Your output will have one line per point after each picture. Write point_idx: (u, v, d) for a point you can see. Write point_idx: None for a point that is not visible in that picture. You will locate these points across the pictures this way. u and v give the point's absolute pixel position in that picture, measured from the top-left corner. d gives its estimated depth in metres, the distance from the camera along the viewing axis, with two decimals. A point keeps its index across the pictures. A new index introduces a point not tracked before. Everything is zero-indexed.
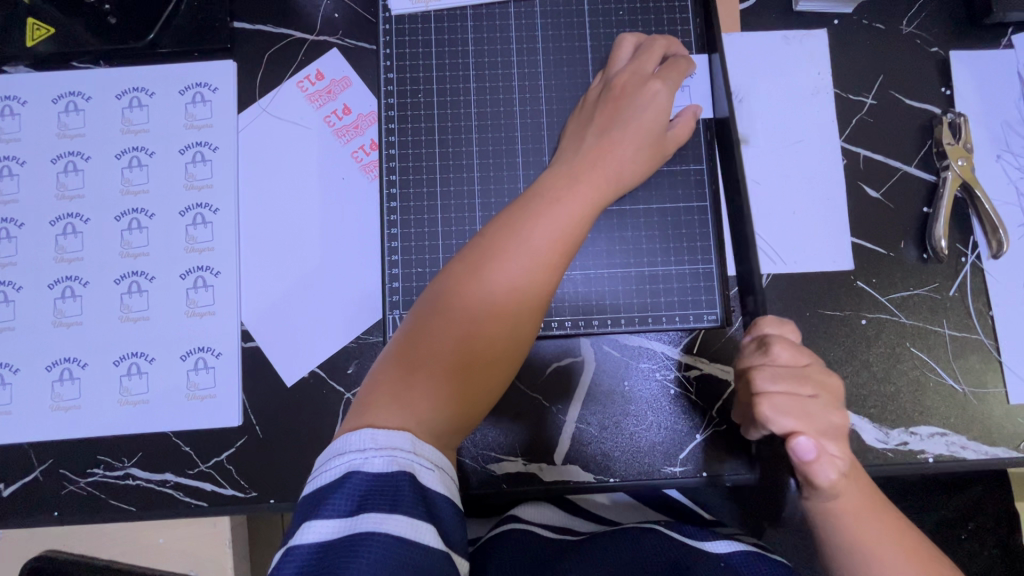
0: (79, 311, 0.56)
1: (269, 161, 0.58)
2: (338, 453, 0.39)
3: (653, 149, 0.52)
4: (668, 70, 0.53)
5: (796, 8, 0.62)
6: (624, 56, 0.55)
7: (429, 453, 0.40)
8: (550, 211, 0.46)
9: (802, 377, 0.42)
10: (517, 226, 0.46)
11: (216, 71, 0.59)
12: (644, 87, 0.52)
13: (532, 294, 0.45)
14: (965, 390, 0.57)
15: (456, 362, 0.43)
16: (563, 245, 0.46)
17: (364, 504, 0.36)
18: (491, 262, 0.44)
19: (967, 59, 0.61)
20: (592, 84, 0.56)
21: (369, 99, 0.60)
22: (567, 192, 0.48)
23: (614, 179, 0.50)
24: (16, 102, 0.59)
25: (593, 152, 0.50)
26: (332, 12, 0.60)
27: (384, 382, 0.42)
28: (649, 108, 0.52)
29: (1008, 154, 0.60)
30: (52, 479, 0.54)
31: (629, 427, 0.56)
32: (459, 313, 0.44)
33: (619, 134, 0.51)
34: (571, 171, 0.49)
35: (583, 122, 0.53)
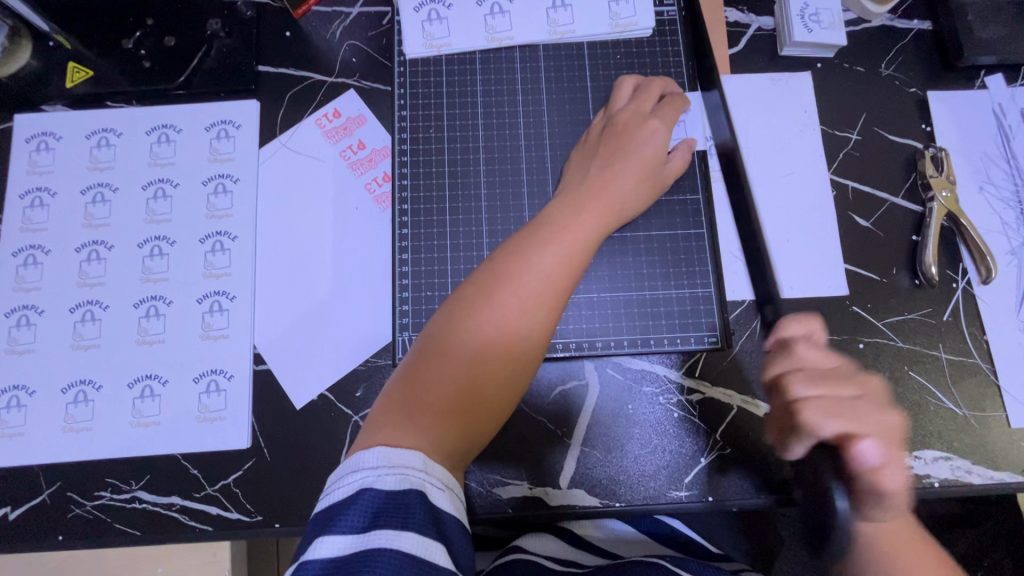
0: (98, 334, 0.57)
1: (288, 192, 0.61)
2: (351, 471, 0.39)
3: (651, 181, 0.55)
4: (664, 108, 0.57)
5: (781, 52, 0.66)
6: (624, 96, 0.59)
7: (439, 473, 0.40)
8: (555, 238, 0.49)
9: (836, 378, 0.46)
10: (523, 252, 0.48)
11: (241, 110, 0.63)
12: (643, 124, 0.56)
13: (540, 318, 0.46)
14: (966, 413, 0.57)
15: (465, 385, 0.44)
16: (567, 270, 0.48)
17: (376, 520, 0.36)
18: (501, 287, 0.46)
19: (944, 99, 0.65)
20: (593, 121, 0.60)
21: (383, 135, 0.63)
22: (571, 221, 0.50)
23: (616, 209, 0.53)
24: (52, 138, 0.62)
25: (597, 183, 0.53)
26: (350, 57, 0.65)
27: (396, 403, 0.43)
28: (647, 145, 0.55)
29: (990, 186, 0.63)
30: (59, 502, 0.54)
31: (633, 451, 0.56)
32: (469, 336, 0.45)
33: (620, 166, 0.54)
34: (575, 201, 0.52)
35: (586, 157, 0.56)
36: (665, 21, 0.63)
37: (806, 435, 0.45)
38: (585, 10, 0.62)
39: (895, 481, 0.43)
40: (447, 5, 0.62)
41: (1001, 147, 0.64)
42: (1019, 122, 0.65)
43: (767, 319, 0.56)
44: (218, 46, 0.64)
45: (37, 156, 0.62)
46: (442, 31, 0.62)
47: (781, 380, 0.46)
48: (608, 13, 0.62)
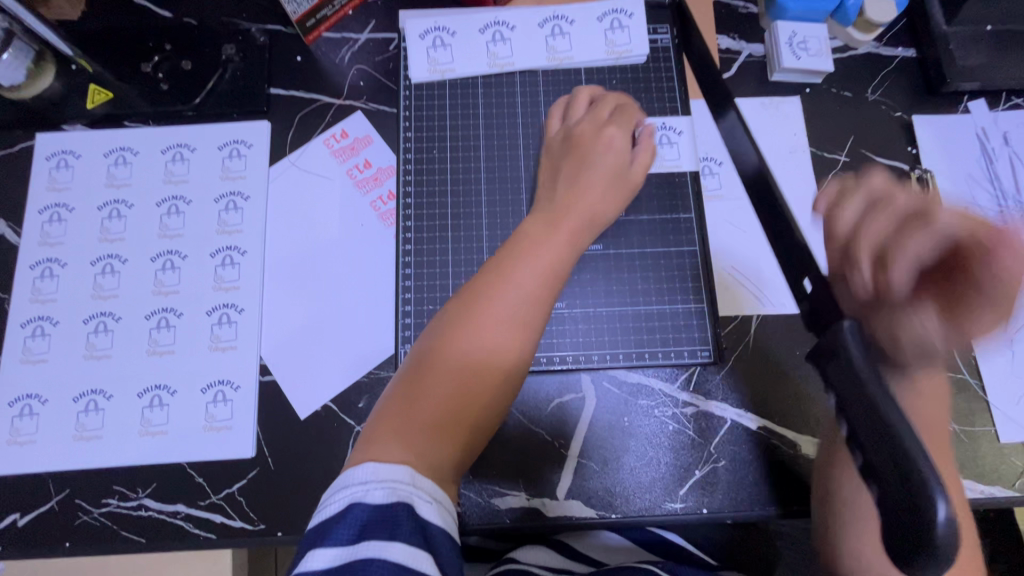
0: (110, 345, 0.59)
1: (296, 208, 0.64)
2: (342, 487, 0.41)
3: (618, 187, 0.57)
4: (620, 116, 0.60)
5: (771, 78, 0.69)
6: (581, 108, 0.61)
7: (428, 486, 0.41)
8: (536, 252, 0.51)
9: (921, 210, 0.39)
10: (505, 266, 0.50)
11: (253, 131, 0.66)
12: (600, 135, 0.58)
13: (525, 325, 0.48)
14: (957, 428, 0.58)
15: (454, 397, 0.45)
16: (547, 282, 0.50)
17: (366, 533, 0.38)
18: (486, 298, 0.48)
19: (929, 123, 0.68)
20: (552, 134, 0.61)
21: (388, 155, 0.66)
22: (551, 233, 0.52)
23: (589, 219, 0.54)
24: (71, 156, 0.65)
25: (568, 196, 0.55)
26: (358, 80, 0.68)
27: (390, 418, 0.44)
28: (608, 152, 0.57)
29: (975, 206, 0.65)
30: (67, 509, 0.55)
31: (628, 463, 0.57)
32: (457, 348, 0.46)
33: (588, 179, 0.56)
34: (552, 216, 0.54)
35: (552, 170, 0.58)
36: (659, 49, 0.66)
37: (896, 258, 0.40)
38: (582, 38, 0.65)
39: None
40: (452, 33, 0.65)
41: (985, 169, 0.66)
42: (1002, 145, 0.67)
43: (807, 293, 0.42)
44: (232, 70, 0.67)
45: (56, 173, 0.64)
46: (446, 57, 0.65)
47: (830, 220, 0.44)
48: (605, 40, 0.65)
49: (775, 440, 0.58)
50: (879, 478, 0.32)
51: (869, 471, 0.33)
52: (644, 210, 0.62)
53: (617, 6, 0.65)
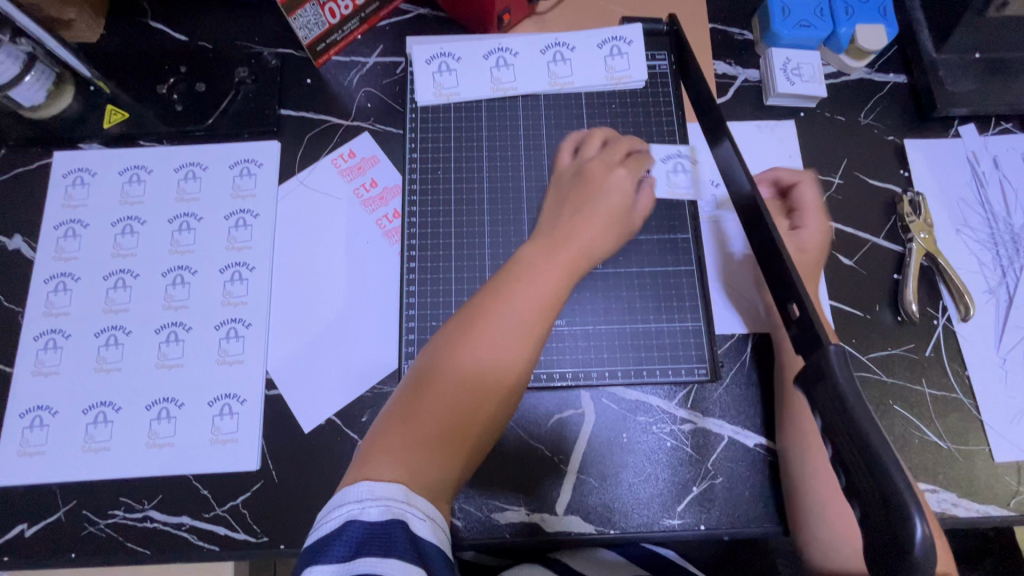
0: (120, 358, 0.60)
1: (304, 226, 0.66)
2: (337, 505, 0.42)
3: (619, 225, 0.58)
4: (630, 161, 0.62)
5: (767, 102, 0.71)
6: (593, 148, 0.63)
7: (422, 504, 0.42)
8: (531, 280, 0.52)
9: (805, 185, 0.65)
10: (501, 293, 0.51)
11: (263, 150, 0.68)
12: (610, 172, 0.59)
13: (523, 348, 0.49)
14: (951, 447, 0.59)
15: (448, 420, 0.46)
16: (543, 309, 0.51)
17: (361, 549, 0.38)
18: (485, 321, 0.49)
19: (921, 147, 0.69)
20: (565, 163, 0.63)
21: (394, 175, 0.68)
22: (551, 259, 0.53)
23: (586, 250, 0.55)
24: (86, 174, 0.67)
25: (568, 227, 0.56)
26: (365, 103, 0.70)
27: (388, 435, 0.46)
28: (615, 191, 0.58)
29: (967, 228, 0.66)
30: (73, 520, 0.56)
31: (627, 479, 0.58)
32: (455, 370, 0.47)
33: (589, 212, 0.57)
34: (548, 244, 0.55)
35: (556, 198, 0.60)
36: (657, 74, 0.68)
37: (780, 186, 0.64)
38: (583, 64, 0.68)
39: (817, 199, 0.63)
40: (457, 59, 0.68)
41: (975, 192, 0.68)
42: (991, 169, 0.69)
43: (792, 318, 0.44)
44: (244, 92, 0.70)
45: (72, 190, 0.66)
46: (451, 81, 0.67)
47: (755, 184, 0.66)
48: (605, 66, 0.68)
49: (773, 458, 0.58)
50: (862, 498, 0.34)
51: (854, 492, 0.34)
52: (643, 230, 0.64)
53: (616, 34, 0.68)
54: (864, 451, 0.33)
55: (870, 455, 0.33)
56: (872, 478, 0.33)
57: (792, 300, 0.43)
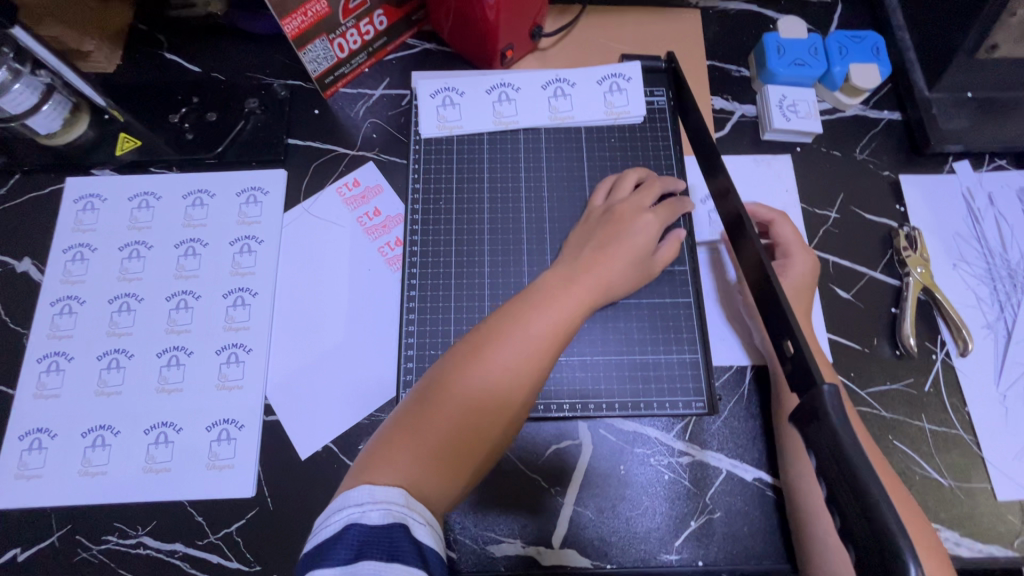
0: (121, 382, 0.61)
1: (308, 253, 0.67)
2: (337, 510, 0.41)
3: (637, 271, 0.59)
4: (661, 207, 0.61)
5: (763, 136, 0.72)
6: (625, 187, 0.64)
7: (421, 509, 0.42)
8: (549, 306, 0.52)
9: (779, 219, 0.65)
10: (518, 317, 0.51)
11: (269, 179, 0.70)
12: (639, 217, 0.60)
13: (531, 374, 0.49)
14: (952, 484, 0.59)
15: (458, 435, 0.46)
16: (556, 336, 0.51)
17: (363, 551, 0.38)
18: (497, 343, 0.49)
19: (916, 182, 0.70)
20: (596, 203, 0.64)
21: (397, 204, 0.69)
22: (566, 288, 0.54)
23: (604, 287, 0.56)
24: (97, 199, 0.69)
25: (589, 260, 0.57)
26: (371, 133, 0.72)
27: (389, 445, 0.45)
28: (642, 235, 0.59)
29: (963, 263, 0.67)
30: (66, 545, 0.56)
31: (624, 512, 0.58)
32: (464, 389, 0.48)
33: (614, 252, 0.57)
34: (568, 275, 0.55)
35: (584, 235, 0.60)
36: (655, 109, 0.70)
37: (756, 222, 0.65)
38: (583, 98, 0.69)
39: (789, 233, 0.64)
40: (460, 93, 0.70)
41: (972, 228, 0.68)
42: (986, 205, 0.69)
43: (787, 355, 0.44)
44: (253, 121, 0.72)
45: (82, 215, 0.68)
46: (455, 115, 0.69)
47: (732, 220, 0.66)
48: (604, 102, 0.69)
49: (772, 493, 0.58)
50: (855, 538, 0.34)
51: (847, 532, 0.34)
52: None
53: (615, 70, 0.70)
54: (857, 492, 0.33)
55: (863, 495, 0.33)
56: (865, 519, 0.33)
57: (786, 337, 0.44)
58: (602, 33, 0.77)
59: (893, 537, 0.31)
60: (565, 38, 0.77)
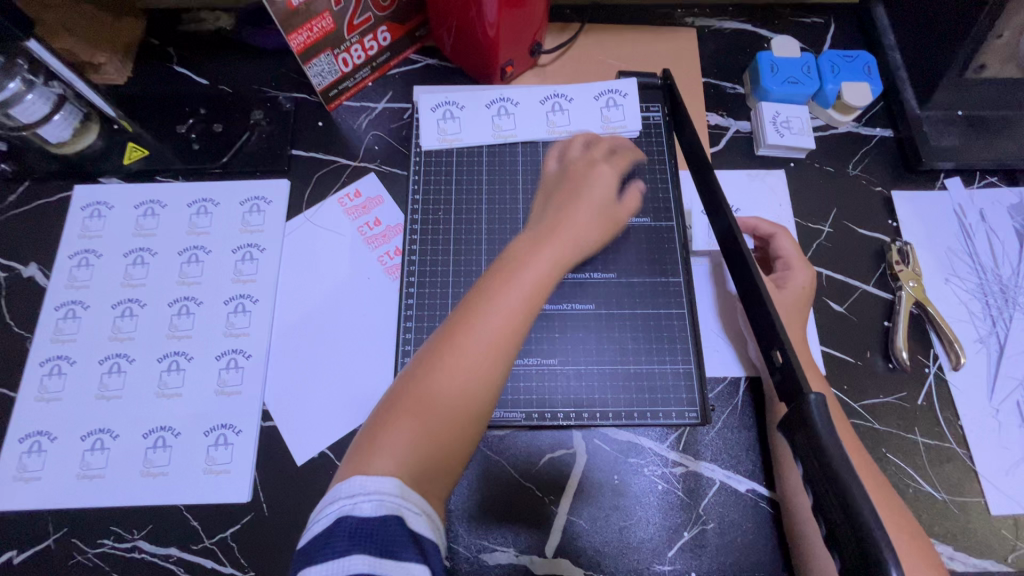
0: (121, 386, 0.62)
1: (308, 262, 0.68)
2: (331, 501, 0.40)
3: (606, 217, 0.57)
4: (613, 160, 0.63)
5: (757, 152, 0.74)
6: (576, 148, 0.64)
7: (417, 499, 0.40)
8: (532, 271, 0.48)
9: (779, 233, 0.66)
10: (494, 286, 0.46)
11: (273, 188, 0.71)
12: (593, 169, 0.60)
13: (506, 350, 0.45)
14: (945, 498, 0.59)
15: (449, 423, 0.43)
16: (531, 303, 0.46)
17: (355, 545, 0.37)
18: (466, 324, 0.45)
19: (908, 198, 0.72)
20: (552, 166, 0.64)
21: (397, 214, 0.70)
22: (539, 252, 0.50)
23: (578, 243, 0.52)
24: (104, 206, 0.70)
25: (558, 218, 0.53)
26: (373, 145, 0.74)
27: (364, 452, 0.42)
28: (598, 183, 0.58)
29: (955, 278, 0.67)
30: (62, 548, 0.56)
31: (617, 522, 0.58)
32: (436, 378, 0.44)
33: (576, 203, 0.55)
34: (545, 233, 0.51)
35: (545, 196, 0.58)
36: (651, 125, 0.72)
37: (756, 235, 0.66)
38: (580, 113, 0.71)
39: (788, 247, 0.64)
40: (460, 107, 0.71)
41: (964, 243, 0.69)
42: (978, 221, 0.70)
43: (776, 365, 0.45)
44: (258, 133, 0.74)
45: (89, 222, 0.69)
46: (455, 128, 0.71)
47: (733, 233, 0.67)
48: (600, 116, 0.71)
49: (766, 504, 0.58)
50: (840, 545, 0.34)
51: (832, 540, 0.35)
52: (635, 272, 0.65)
53: (612, 87, 0.71)
54: (842, 499, 0.34)
55: (848, 503, 0.34)
56: (850, 525, 0.33)
57: (775, 346, 0.45)
58: (600, 50, 0.79)
59: (877, 548, 0.31)
60: (564, 54, 0.79)
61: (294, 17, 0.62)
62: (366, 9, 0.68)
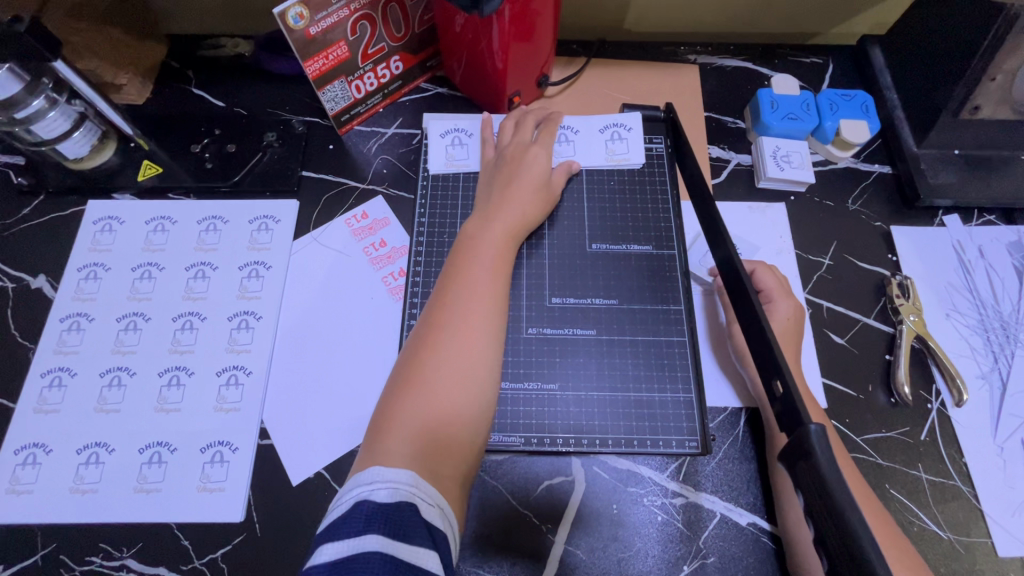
0: (120, 400, 0.62)
1: (313, 281, 0.69)
2: (348, 489, 0.43)
3: (545, 196, 0.66)
4: (543, 135, 0.69)
5: (758, 184, 0.75)
6: (509, 130, 0.70)
7: (430, 490, 0.43)
8: (479, 255, 0.57)
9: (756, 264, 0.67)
10: (464, 270, 0.56)
11: (282, 208, 0.73)
12: (528, 151, 0.67)
13: (486, 320, 0.53)
14: (951, 537, 0.58)
15: (441, 397, 0.48)
16: (496, 279, 0.56)
17: (372, 526, 0.39)
18: (446, 305, 0.53)
19: (907, 233, 0.73)
20: (489, 153, 0.70)
21: (403, 236, 0.71)
22: (487, 233, 0.59)
23: (520, 221, 0.62)
24: (116, 221, 0.71)
25: (500, 203, 0.62)
26: (381, 168, 0.76)
27: (381, 437, 0.47)
28: (534, 163, 0.66)
29: (956, 313, 0.68)
30: (50, 565, 0.55)
31: (616, 553, 0.57)
32: (430, 355, 0.50)
33: (519, 186, 0.64)
34: (490, 217, 0.61)
35: (488, 182, 0.66)
36: (654, 156, 0.73)
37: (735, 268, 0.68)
38: (585, 143, 0.73)
39: (767, 278, 0.65)
40: (469, 134, 0.73)
41: (963, 279, 0.70)
42: (977, 258, 0.71)
43: (777, 395, 0.45)
44: (270, 153, 0.75)
45: (99, 236, 0.70)
46: (463, 154, 0.72)
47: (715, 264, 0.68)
48: (605, 149, 0.73)
49: (768, 539, 0.57)
50: None
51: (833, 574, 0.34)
52: (636, 299, 0.66)
53: (617, 120, 0.74)
54: (843, 533, 0.34)
55: (848, 536, 0.33)
56: (850, 560, 0.33)
57: (775, 377, 0.45)
58: (605, 83, 0.82)
59: None
60: (570, 87, 0.82)
61: (310, 46, 0.64)
62: (380, 39, 0.70)
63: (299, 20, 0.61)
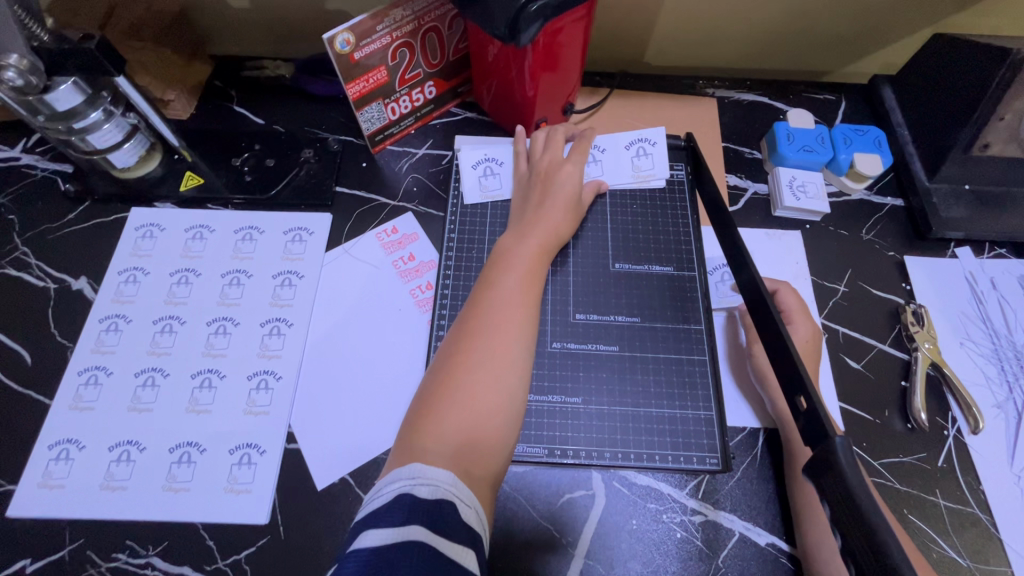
0: (153, 400, 0.63)
1: (344, 291, 0.71)
2: (391, 481, 0.44)
3: (575, 214, 0.68)
4: (575, 153, 0.72)
5: (774, 213, 0.78)
6: (539, 147, 0.73)
7: (468, 494, 0.44)
8: (511, 265, 0.60)
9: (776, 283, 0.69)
10: (497, 280, 0.58)
11: (316, 221, 0.75)
12: (560, 169, 0.70)
13: (518, 330, 0.55)
14: (971, 565, 0.58)
15: (475, 400, 0.50)
16: (529, 290, 0.58)
17: (415, 518, 0.40)
18: (479, 312, 0.55)
19: (921, 263, 0.75)
20: (523, 168, 0.73)
21: (431, 251, 0.74)
22: (520, 247, 0.62)
23: (553, 236, 0.65)
24: (156, 228, 0.74)
25: (533, 219, 0.65)
26: (411, 186, 0.79)
27: (413, 436, 0.48)
28: (567, 182, 0.69)
29: (970, 342, 0.69)
30: (76, 560, 0.56)
31: (634, 568, 0.57)
32: (463, 360, 0.52)
33: (552, 204, 0.67)
34: (523, 231, 0.64)
35: (522, 200, 0.69)
36: (676, 181, 0.76)
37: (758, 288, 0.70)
38: (611, 165, 0.76)
39: (789, 299, 0.67)
40: (500, 163, 0.76)
41: (977, 309, 0.71)
42: (990, 289, 0.73)
43: (800, 410, 0.47)
44: (307, 168, 0.79)
45: (141, 242, 0.73)
46: (496, 184, 0.75)
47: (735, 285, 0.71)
48: (632, 166, 0.76)
49: (788, 560, 0.57)
50: None
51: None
52: (658, 319, 0.68)
53: (642, 136, 0.77)
54: (871, 540, 0.35)
55: (875, 541, 0.34)
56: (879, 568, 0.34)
57: (799, 393, 0.47)
58: (627, 112, 0.86)
59: None
60: (594, 115, 0.85)
61: (354, 69, 0.68)
62: (417, 66, 0.74)
63: (346, 46, 0.65)
